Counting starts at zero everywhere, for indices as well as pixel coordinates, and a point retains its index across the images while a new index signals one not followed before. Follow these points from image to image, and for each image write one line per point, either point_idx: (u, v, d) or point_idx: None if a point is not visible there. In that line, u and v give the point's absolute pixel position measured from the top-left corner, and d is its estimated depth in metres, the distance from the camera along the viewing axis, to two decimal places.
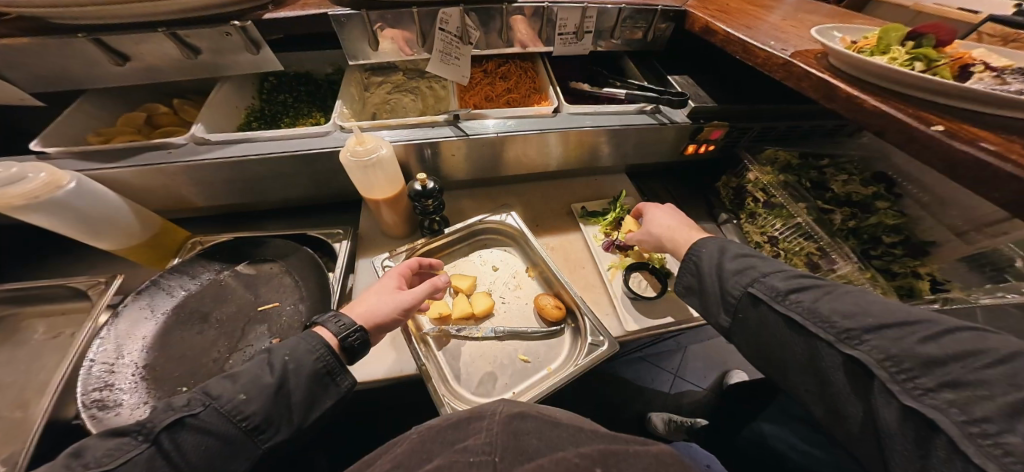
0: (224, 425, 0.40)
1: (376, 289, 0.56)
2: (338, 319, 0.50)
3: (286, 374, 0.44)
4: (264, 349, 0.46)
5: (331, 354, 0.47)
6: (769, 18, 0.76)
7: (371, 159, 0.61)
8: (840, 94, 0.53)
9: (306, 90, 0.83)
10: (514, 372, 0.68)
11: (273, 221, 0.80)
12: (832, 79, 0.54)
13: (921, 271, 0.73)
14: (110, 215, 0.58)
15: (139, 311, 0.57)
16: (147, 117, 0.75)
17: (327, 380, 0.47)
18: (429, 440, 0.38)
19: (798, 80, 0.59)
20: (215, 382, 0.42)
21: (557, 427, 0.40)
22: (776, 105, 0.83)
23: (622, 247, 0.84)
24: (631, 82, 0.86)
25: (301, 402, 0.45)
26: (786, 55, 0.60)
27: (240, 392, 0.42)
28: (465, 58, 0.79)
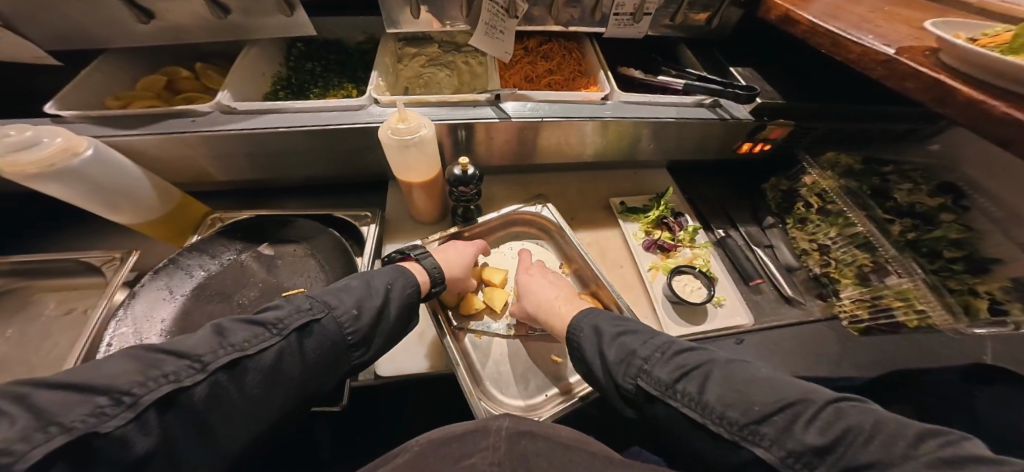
0: (335, 334, 0.46)
1: (465, 251, 0.67)
2: (435, 266, 0.59)
3: (385, 303, 0.51)
4: (366, 275, 0.53)
5: (416, 292, 0.55)
6: (857, 7, 0.68)
7: (412, 139, 0.55)
8: (957, 97, 0.48)
9: (336, 60, 0.78)
10: (547, 374, 0.64)
11: (296, 199, 0.75)
12: (948, 79, 0.48)
13: (980, 288, 0.66)
14: (127, 186, 0.53)
15: (157, 291, 0.53)
16: (168, 81, 0.69)
17: (408, 314, 0.54)
18: (428, 454, 0.39)
19: (902, 79, 0.53)
20: (330, 295, 0.48)
21: (567, 451, 0.40)
22: (850, 104, 0.76)
23: (665, 247, 0.78)
24: (689, 71, 0.80)
25: (388, 328, 0.51)
26: (890, 51, 0.55)
27: (353, 308, 0.48)
28: (510, 33, 0.72)
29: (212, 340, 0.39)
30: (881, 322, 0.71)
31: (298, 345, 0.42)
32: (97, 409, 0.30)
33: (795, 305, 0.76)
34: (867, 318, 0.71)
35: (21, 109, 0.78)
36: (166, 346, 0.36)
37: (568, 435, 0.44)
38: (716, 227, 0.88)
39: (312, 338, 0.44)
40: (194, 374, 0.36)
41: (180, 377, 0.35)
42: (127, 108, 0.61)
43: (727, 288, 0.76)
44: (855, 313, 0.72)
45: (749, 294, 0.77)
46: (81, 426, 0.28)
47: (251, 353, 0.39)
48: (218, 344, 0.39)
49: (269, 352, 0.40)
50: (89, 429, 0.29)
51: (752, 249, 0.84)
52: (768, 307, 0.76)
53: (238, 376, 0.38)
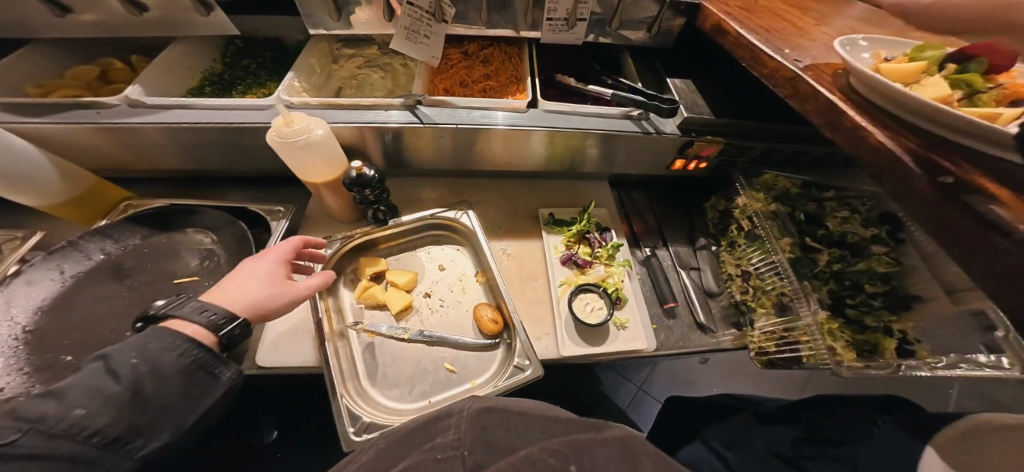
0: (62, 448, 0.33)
1: (254, 273, 0.50)
2: (206, 311, 0.44)
3: (141, 379, 0.38)
4: (98, 356, 0.39)
5: (199, 348, 0.42)
6: (798, 20, 0.62)
7: (299, 140, 0.56)
8: (845, 123, 0.41)
9: (272, 57, 0.79)
10: (435, 380, 0.65)
11: (219, 191, 0.78)
12: (841, 102, 0.42)
13: (893, 327, 0.62)
14: (30, 175, 0.54)
15: (45, 272, 0.55)
16: (101, 72, 0.72)
17: (201, 375, 0.42)
18: (398, 444, 0.38)
19: (803, 99, 0.46)
20: (25, 411, 0.34)
21: (521, 416, 0.39)
22: (788, 126, 0.69)
23: (581, 263, 0.77)
24: (622, 82, 0.75)
25: (170, 403, 0.40)
26: (798, 67, 0.47)
27: (76, 408, 0.35)
28: (437, 37, 0.72)
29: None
30: (785, 354, 0.67)
31: None
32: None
33: (708, 333, 0.73)
34: (772, 350, 0.69)
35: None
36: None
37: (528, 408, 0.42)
38: (644, 245, 0.84)
39: None
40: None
41: None
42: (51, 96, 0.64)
43: (635, 310, 0.73)
44: (762, 346, 0.69)
45: (661, 318, 0.75)
46: None
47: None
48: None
49: None
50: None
51: (676, 270, 0.81)
52: (677, 333, 0.73)
53: None
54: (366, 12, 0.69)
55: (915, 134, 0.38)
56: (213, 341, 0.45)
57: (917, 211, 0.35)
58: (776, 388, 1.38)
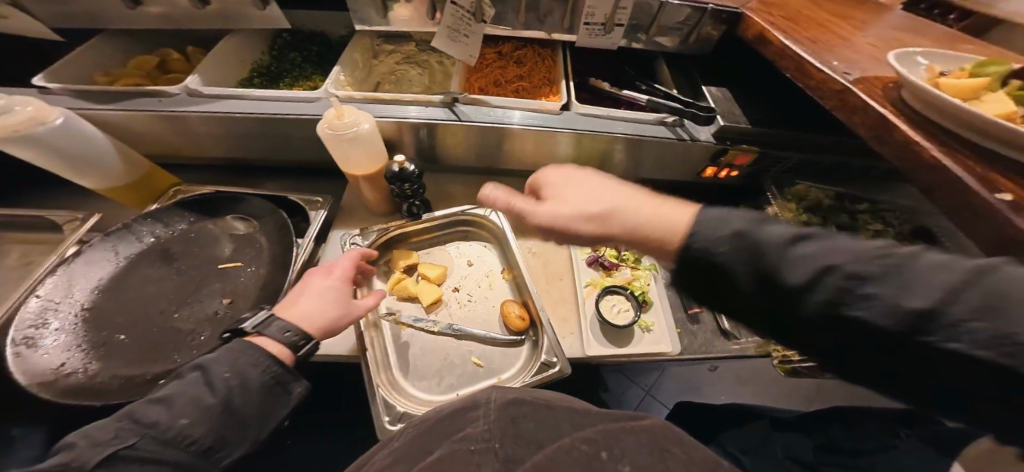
0: (169, 454, 0.38)
1: (325, 291, 0.53)
2: (288, 331, 0.48)
3: (231, 393, 0.42)
4: (198, 366, 0.43)
5: (277, 365, 0.46)
6: (842, 32, 0.62)
7: (348, 133, 0.59)
8: (897, 137, 0.42)
9: (317, 51, 0.81)
10: (463, 373, 0.67)
11: (259, 180, 0.80)
12: (893, 116, 0.42)
13: None
14: (96, 158, 0.58)
15: (102, 252, 0.58)
16: (160, 62, 0.75)
17: (278, 390, 0.46)
18: (428, 433, 0.38)
19: (851, 112, 0.47)
20: (145, 411, 0.39)
21: (550, 413, 0.39)
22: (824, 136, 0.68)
23: (607, 265, 0.78)
24: (658, 88, 0.76)
25: (252, 416, 0.43)
26: (847, 80, 0.48)
27: (179, 417, 0.39)
28: (475, 37, 0.73)
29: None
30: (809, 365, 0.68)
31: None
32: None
33: (730, 339, 0.74)
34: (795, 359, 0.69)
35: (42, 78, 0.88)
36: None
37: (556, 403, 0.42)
38: None
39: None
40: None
41: None
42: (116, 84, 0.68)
43: (660, 314, 0.74)
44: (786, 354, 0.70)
45: (684, 323, 0.76)
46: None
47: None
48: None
49: None
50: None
51: None
52: (700, 339, 0.74)
53: None
54: (406, 9, 0.71)
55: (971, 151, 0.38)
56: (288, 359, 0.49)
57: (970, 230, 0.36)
58: (788, 398, 1.37)
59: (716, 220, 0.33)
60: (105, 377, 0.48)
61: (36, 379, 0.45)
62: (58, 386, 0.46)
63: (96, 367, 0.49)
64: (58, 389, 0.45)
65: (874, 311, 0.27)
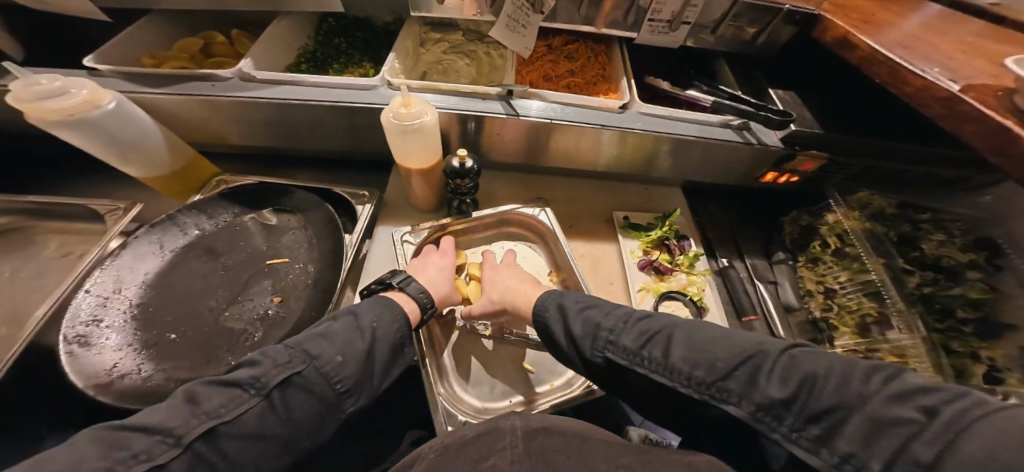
0: (322, 386, 0.43)
1: (445, 265, 0.63)
2: (423, 293, 0.55)
3: (373, 344, 0.48)
4: (349, 313, 0.49)
5: (407, 326, 0.51)
6: (925, 34, 0.59)
7: (413, 125, 0.55)
8: (1019, 147, 0.39)
9: (362, 38, 0.77)
10: (515, 380, 0.63)
11: (299, 171, 0.77)
12: (1015, 125, 0.39)
13: (983, 354, 0.61)
14: (142, 143, 0.56)
15: (147, 245, 0.56)
16: (204, 45, 0.72)
17: (399, 352, 0.51)
18: (450, 459, 0.36)
19: (962, 121, 0.44)
20: (308, 344, 0.45)
21: (582, 442, 0.38)
22: (895, 143, 0.64)
23: (661, 270, 0.76)
24: (721, 88, 0.73)
25: (379, 370, 0.48)
26: (957, 86, 0.45)
27: (336, 355, 0.45)
28: (533, 28, 0.68)
29: (184, 408, 0.38)
30: None
31: (275, 404, 0.41)
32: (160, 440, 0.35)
33: None
34: None
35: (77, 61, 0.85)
36: (133, 422, 0.36)
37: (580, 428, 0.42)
38: (721, 255, 0.83)
39: (294, 394, 0.42)
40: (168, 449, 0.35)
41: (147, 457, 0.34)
42: (160, 67, 0.64)
43: (717, 320, 0.72)
44: None
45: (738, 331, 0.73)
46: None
47: (227, 420, 0.38)
48: (193, 411, 0.38)
49: (248, 413, 0.39)
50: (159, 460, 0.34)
51: (754, 283, 0.79)
52: None
53: (218, 442, 0.37)
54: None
55: None
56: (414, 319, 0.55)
57: None
58: None
59: (608, 307, 0.50)
60: (159, 379, 0.45)
61: (91, 381, 0.43)
62: (115, 388, 0.43)
63: (148, 368, 0.46)
64: (115, 392, 0.43)
65: (671, 376, 0.40)
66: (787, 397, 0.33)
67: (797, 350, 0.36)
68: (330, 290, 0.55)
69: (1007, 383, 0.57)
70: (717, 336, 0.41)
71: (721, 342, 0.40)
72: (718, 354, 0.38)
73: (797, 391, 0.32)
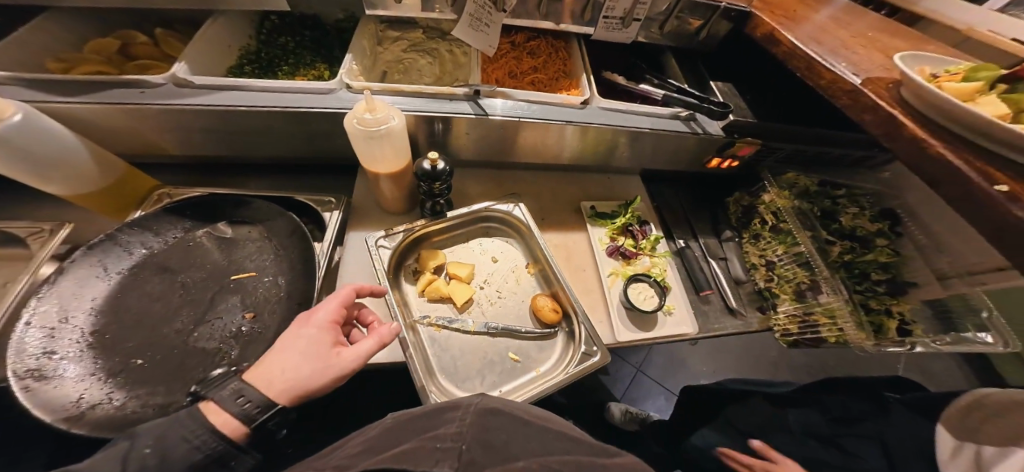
0: None
1: (297, 341, 0.43)
2: (241, 397, 0.38)
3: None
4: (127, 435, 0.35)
5: (217, 441, 0.36)
6: (837, 31, 0.67)
7: (380, 130, 0.54)
8: (905, 134, 0.47)
9: (312, 36, 0.73)
10: (503, 371, 0.65)
11: (255, 180, 0.72)
12: (901, 117, 0.48)
13: (893, 309, 0.74)
14: (61, 159, 0.50)
15: (88, 268, 0.50)
16: (122, 46, 0.64)
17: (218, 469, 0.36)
18: (403, 430, 0.38)
19: (863, 111, 0.52)
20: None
21: (524, 427, 0.40)
22: (819, 130, 0.73)
23: (627, 255, 0.81)
24: (671, 82, 0.78)
25: None
26: (858, 80, 0.53)
27: None
28: (496, 27, 0.69)
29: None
30: (809, 336, 0.77)
31: None
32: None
33: (737, 316, 0.81)
34: (796, 332, 0.78)
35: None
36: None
37: (537, 415, 0.44)
38: (678, 237, 0.90)
39: None
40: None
41: None
42: (72, 72, 0.57)
43: (679, 297, 0.80)
44: (787, 328, 0.78)
45: (697, 303, 0.81)
46: None
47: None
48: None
49: None
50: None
51: (707, 261, 0.88)
52: (712, 317, 0.80)
53: None
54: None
55: (964, 145, 0.44)
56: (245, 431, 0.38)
57: (973, 215, 0.42)
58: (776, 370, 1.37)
59: None
60: (133, 407, 0.42)
61: (59, 414, 0.39)
62: (89, 419, 0.40)
63: (120, 396, 0.43)
64: (87, 423, 0.40)
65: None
66: None
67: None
68: (306, 301, 0.53)
69: (913, 334, 0.72)
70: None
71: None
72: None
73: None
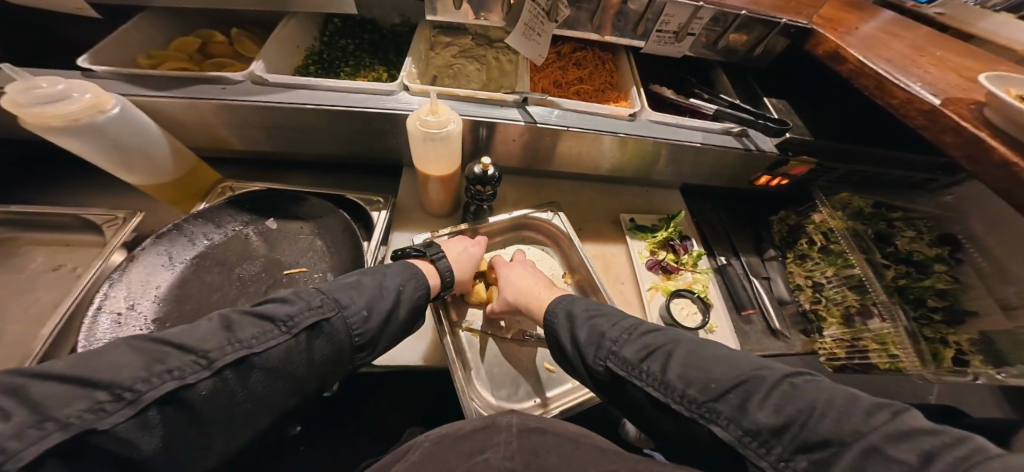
0: (343, 335, 0.47)
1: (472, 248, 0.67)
2: (447, 270, 0.59)
3: (396, 304, 0.52)
4: (378, 274, 0.54)
5: (427, 294, 0.57)
6: (905, 49, 0.65)
7: (439, 133, 0.54)
8: (993, 157, 0.45)
9: (369, 40, 0.75)
10: (538, 380, 0.63)
11: (307, 177, 0.74)
12: (987, 139, 0.45)
13: (950, 338, 0.70)
14: (145, 152, 0.52)
15: (155, 257, 0.52)
16: (202, 44, 0.68)
17: (418, 315, 0.56)
18: (445, 450, 0.39)
19: (941, 131, 0.50)
20: (340, 293, 0.49)
21: (576, 447, 0.41)
22: (883, 150, 0.71)
23: (668, 269, 0.79)
24: (722, 97, 0.77)
25: (396, 331, 0.53)
26: (937, 101, 0.51)
27: (362, 311, 0.49)
28: (547, 37, 0.69)
29: (221, 334, 0.40)
30: (857, 361, 0.73)
31: (305, 345, 0.44)
32: (96, 405, 0.31)
33: (780, 338, 0.78)
34: (843, 357, 0.74)
35: (50, 58, 0.77)
36: (174, 339, 0.37)
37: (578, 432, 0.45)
38: (719, 254, 0.87)
39: (319, 339, 0.45)
40: (199, 371, 0.37)
41: (186, 371, 0.36)
42: (157, 69, 0.60)
43: (721, 315, 0.77)
44: (833, 352, 0.75)
45: (739, 323, 0.78)
46: (80, 423, 0.30)
47: (258, 351, 0.40)
48: (227, 339, 0.40)
49: (276, 348, 0.42)
50: (85, 427, 0.30)
51: (749, 279, 0.84)
52: (756, 338, 0.77)
53: (244, 373, 0.39)
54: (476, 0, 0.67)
55: None
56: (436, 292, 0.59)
57: None
58: None
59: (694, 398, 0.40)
60: None
61: None
62: None
63: None
64: None
65: (665, 392, 0.42)
66: (773, 423, 0.35)
67: (800, 378, 0.37)
68: None
69: (972, 365, 0.67)
70: (717, 357, 0.42)
71: (718, 365, 0.42)
72: (718, 376, 0.40)
73: (790, 422, 0.34)
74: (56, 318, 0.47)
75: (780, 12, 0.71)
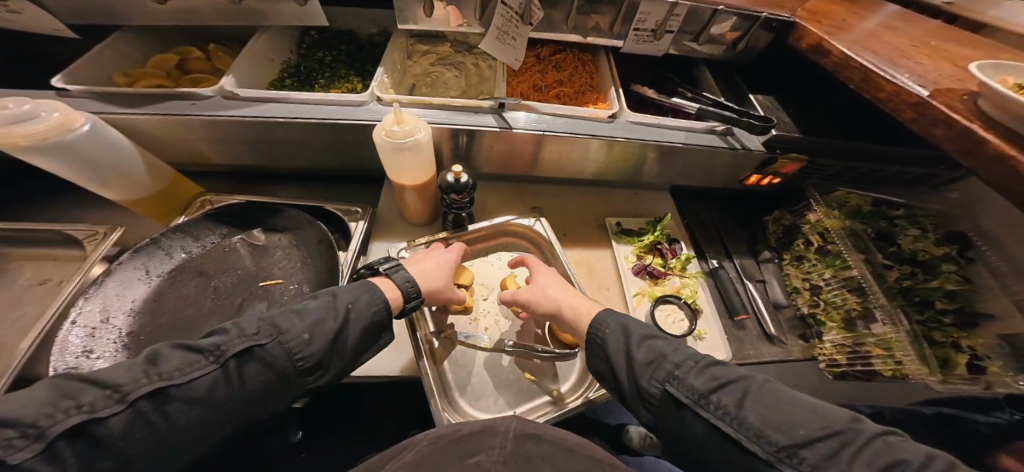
0: (284, 361, 0.44)
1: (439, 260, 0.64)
2: (408, 280, 0.56)
3: (346, 321, 0.49)
4: (329, 293, 0.51)
5: (385, 310, 0.53)
6: (896, 40, 0.62)
7: (406, 142, 0.54)
8: (988, 150, 0.42)
9: (346, 50, 0.76)
10: (518, 390, 0.62)
11: (289, 188, 0.75)
12: (981, 130, 0.42)
13: (962, 342, 0.65)
14: (118, 168, 0.54)
15: (133, 271, 0.54)
16: (179, 61, 0.70)
17: (376, 333, 0.52)
18: (440, 452, 0.38)
19: (931, 125, 0.47)
20: (282, 318, 0.46)
21: (569, 456, 0.40)
22: (879, 145, 0.67)
23: (654, 274, 0.77)
24: (704, 95, 0.75)
25: (352, 349, 0.50)
26: (926, 92, 0.48)
27: (304, 333, 0.45)
28: (522, 40, 0.68)
29: (140, 368, 0.38)
30: (860, 368, 0.69)
31: (234, 373, 0.40)
32: (3, 442, 0.29)
33: (775, 343, 0.74)
34: (844, 363, 0.70)
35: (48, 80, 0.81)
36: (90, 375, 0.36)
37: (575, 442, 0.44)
38: (711, 256, 0.85)
39: (252, 366, 0.42)
40: (112, 405, 0.34)
41: (96, 407, 0.34)
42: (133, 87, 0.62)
43: (710, 320, 0.74)
44: (833, 358, 0.71)
45: (731, 328, 0.76)
46: None
47: (179, 382, 0.38)
48: (146, 372, 0.37)
49: (200, 380, 0.39)
50: None
51: (743, 283, 0.81)
52: (748, 344, 0.74)
53: (163, 406, 0.37)
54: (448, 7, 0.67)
55: None
56: (399, 307, 0.55)
57: None
58: None
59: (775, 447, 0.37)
60: None
61: None
62: None
63: None
64: None
65: (737, 428, 0.40)
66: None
67: (896, 437, 0.35)
68: None
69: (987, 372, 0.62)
70: (800, 402, 0.39)
71: (799, 410, 0.39)
72: (804, 422, 0.37)
73: None
74: (36, 331, 0.49)
75: (762, 5, 0.69)
